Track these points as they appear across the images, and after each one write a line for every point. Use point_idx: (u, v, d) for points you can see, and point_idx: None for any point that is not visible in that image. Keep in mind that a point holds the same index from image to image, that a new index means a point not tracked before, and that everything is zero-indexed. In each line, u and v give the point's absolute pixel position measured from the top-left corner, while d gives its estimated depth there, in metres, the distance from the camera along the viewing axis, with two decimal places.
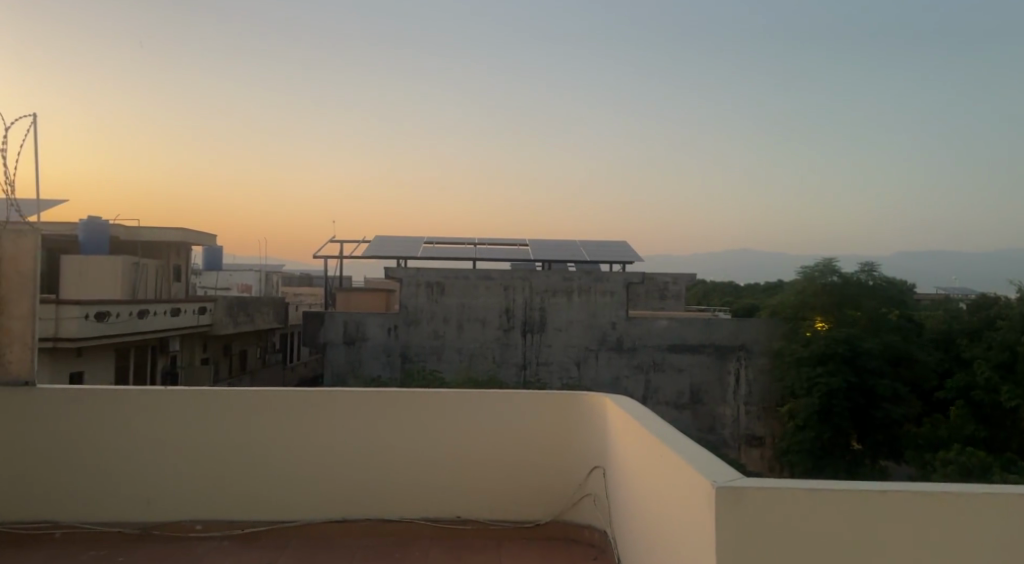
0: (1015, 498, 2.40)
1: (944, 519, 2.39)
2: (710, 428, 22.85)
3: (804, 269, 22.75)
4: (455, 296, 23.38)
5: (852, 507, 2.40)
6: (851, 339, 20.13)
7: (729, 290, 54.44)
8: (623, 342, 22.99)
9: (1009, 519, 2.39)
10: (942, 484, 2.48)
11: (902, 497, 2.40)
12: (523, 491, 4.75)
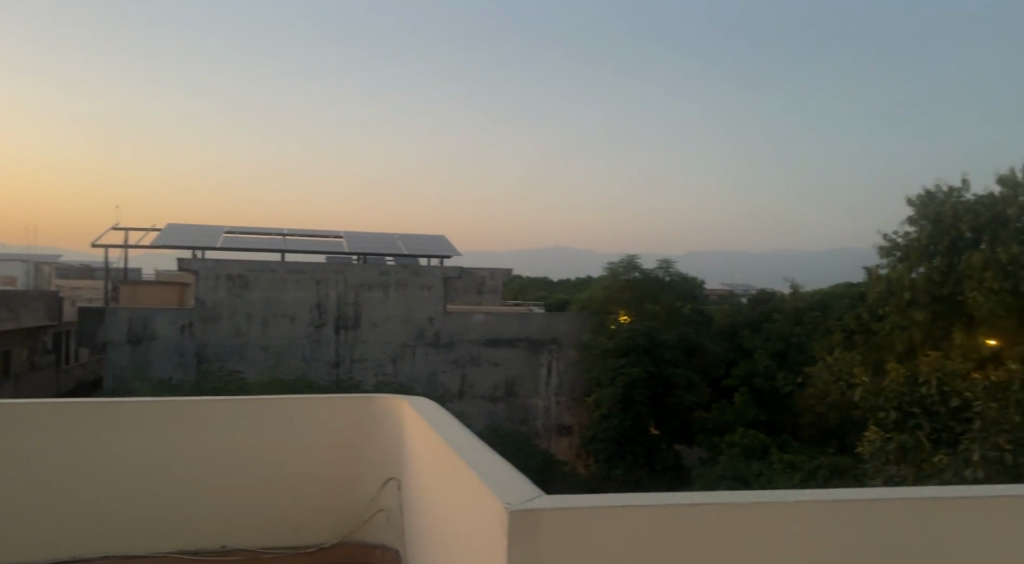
0: (821, 504, 2.24)
1: (753, 529, 2.17)
2: (522, 420, 23.24)
3: (610, 265, 23.75)
4: (261, 290, 21.72)
5: (655, 520, 2.11)
6: (650, 331, 21.35)
7: (546, 285, 56.15)
8: (440, 337, 22.69)
9: (804, 529, 2.21)
10: (746, 493, 2.27)
11: (714, 510, 2.15)
12: (308, 511, 4.18)
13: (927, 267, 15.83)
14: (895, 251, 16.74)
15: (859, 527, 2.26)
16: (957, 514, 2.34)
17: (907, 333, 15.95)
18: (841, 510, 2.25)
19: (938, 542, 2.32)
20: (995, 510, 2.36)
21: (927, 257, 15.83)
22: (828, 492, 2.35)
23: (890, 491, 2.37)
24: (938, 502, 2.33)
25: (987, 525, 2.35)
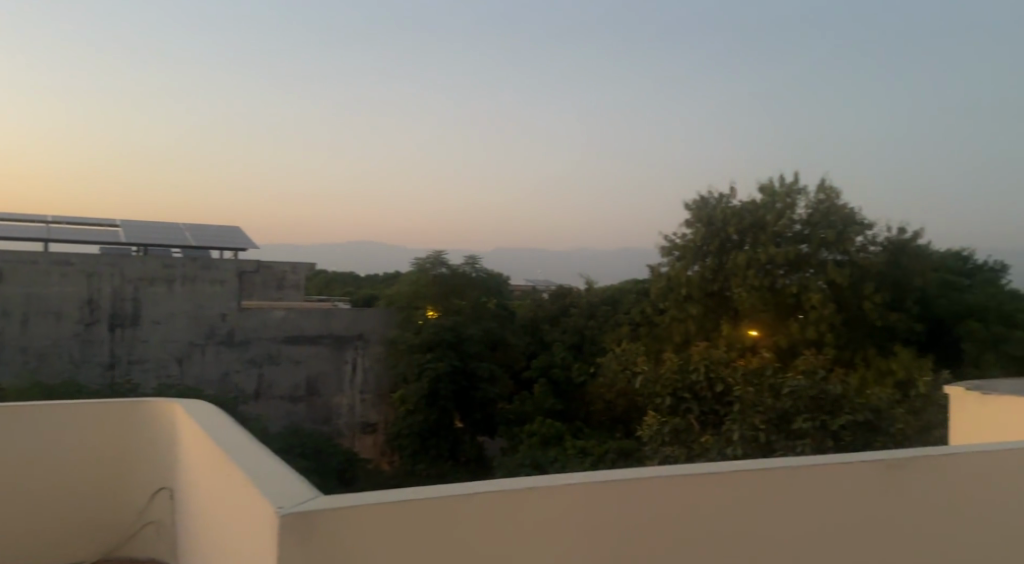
0: (593, 486, 2.38)
1: (531, 515, 2.27)
2: (325, 420, 22.47)
3: (417, 260, 23.47)
4: (14, 284, 18.81)
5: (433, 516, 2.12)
6: (457, 326, 21.69)
7: (352, 280, 54.91)
8: (235, 335, 21.20)
9: (578, 511, 2.35)
10: (527, 480, 2.35)
11: (496, 500, 2.21)
12: (67, 528, 4.01)
13: (700, 266, 17.66)
14: (674, 251, 18.41)
15: (628, 505, 2.44)
16: (704, 489, 2.61)
17: (683, 325, 17.62)
18: (611, 490, 2.41)
19: (691, 513, 2.57)
20: (735, 483, 2.67)
21: (701, 257, 17.69)
22: (600, 475, 2.51)
23: (653, 471, 2.59)
24: (691, 480, 2.58)
25: (729, 497, 2.65)
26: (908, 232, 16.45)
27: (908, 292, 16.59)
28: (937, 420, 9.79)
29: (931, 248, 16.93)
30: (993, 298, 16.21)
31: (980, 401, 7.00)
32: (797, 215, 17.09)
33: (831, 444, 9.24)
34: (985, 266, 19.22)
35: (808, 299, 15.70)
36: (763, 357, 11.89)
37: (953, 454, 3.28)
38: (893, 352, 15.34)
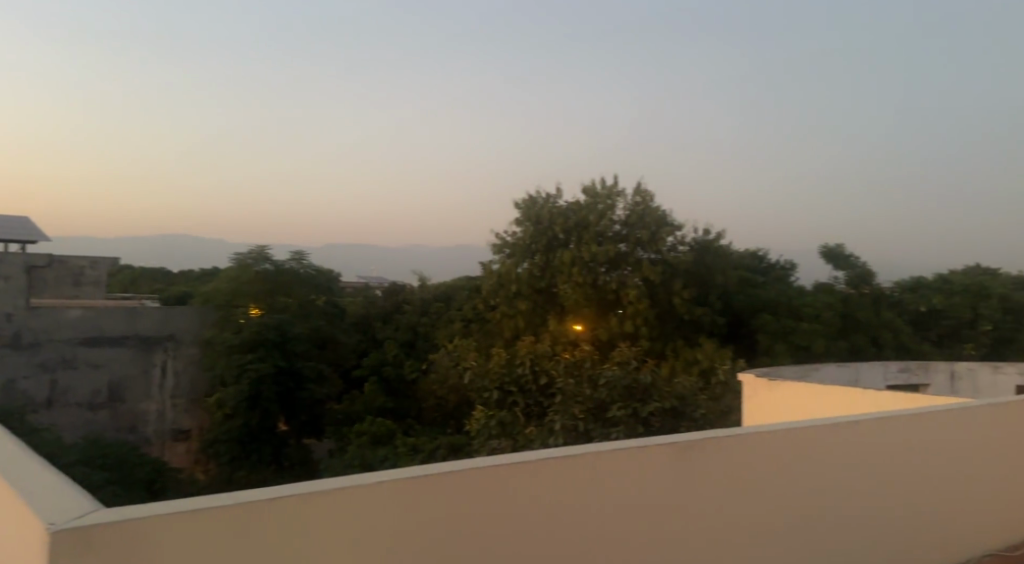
0: (405, 483, 2.41)
1: (339, 515, 2.25)
2: (130, 428, 20.44)
3: (238, 256, 22.18)
4: None
5: (228, 524, 2.05)
6: (282, 324, 20.60)
7: (163, 276, 50.44)
8: (22, 337, 18.77)
9: (388, 508, 2.37)
10: (338, 479, 2.33)
11: (302, 503, 2.18)
12: None
13: (529, 263, 18.28)
14: (504, 248, 18.92)
15: (439, 502, 2.49)
16: (518, 482, 2.69)
17: (513, 321, 18.07)
18: (422, 487, 2.44)
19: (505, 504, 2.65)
20: (549, 476, 2.76)
21: (529, 255, 18.28)
22: (414, 470, 2.53)
23: (469, 463, 2.64)
24: (504, 475, 2.66)
25: (543, 486, 2.75)
26: (711, 234, 18.09)
27: (712, 288, 18.18)
28: (733, 405, 10.78)
29: (729, 249, 18.65)
30: (782, 294, 18.11)
31: (766, 387, 7.91)
32: (616, 216, 18.19)
33: (642, 429, 9.94)
34: (775, 266, 21.61)
35: (626, 295, 16.78)
36: (585, 350, 12.49)
37: (768, 428, 3.47)
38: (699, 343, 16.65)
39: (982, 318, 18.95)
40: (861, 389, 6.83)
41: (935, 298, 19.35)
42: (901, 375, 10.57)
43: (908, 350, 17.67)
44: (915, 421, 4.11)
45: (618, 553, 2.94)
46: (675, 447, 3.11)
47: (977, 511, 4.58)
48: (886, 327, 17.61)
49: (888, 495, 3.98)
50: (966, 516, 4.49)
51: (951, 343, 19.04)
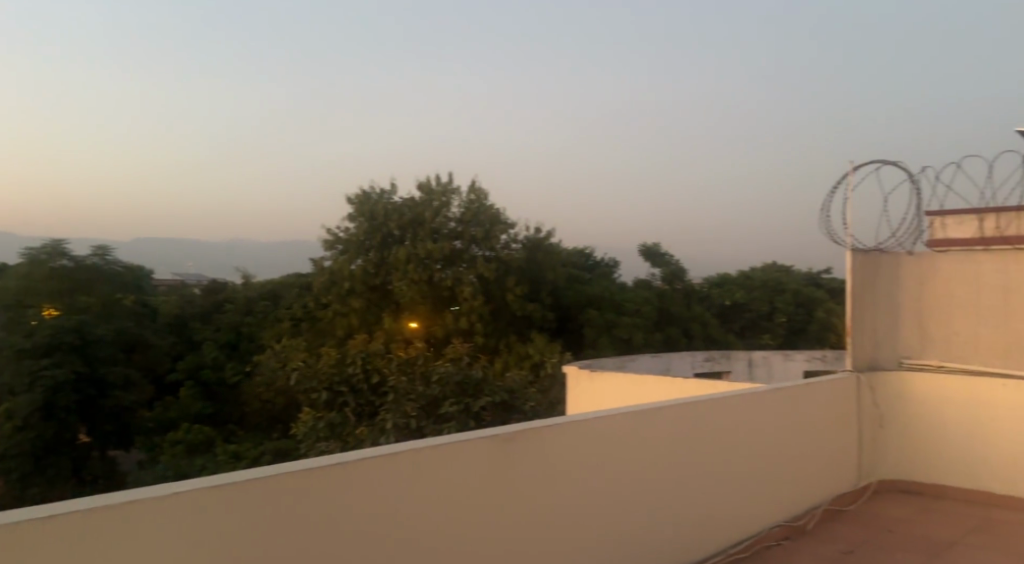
0: (260, 482, 2.28)
1: (189, 519, 2.08)
2: None
3: (27, 249, 19.86)
4: None
5: (53, 532, 1.74)
6: (83, 325, 18.69)
7: None
8: None
9: (241, 511, 2.23)
10: (185, 480, 2.13)
11: (151, 506, 1.98)
12: None
13: (363, 260, 17.91)
14: (336, 244, 18.44)
15: (293, 501, 2.39)
16: (374, 476, 2.65)
17: (346, 319, 17.62)
18: (279, 484, 2.33)
19: (359, 501, 2.61)
20: (404, 469, 2.76)
21: (364, 251, 17.97)
22: (265, 467, 2.39)
23: (322, 458, 2.56)
24: (360, 471, 2.60)
25: (395, 481, 2.72)
26: (542, 232, 18.68)
27: (543, 285, 18.59)
28: (562, 396, 11.16)
29: (560, 249, 19.30)
30: (607, 289, 19.09)
31: (587, 378, 8.29)
32: (451, 214, 18.24)
33: (473, 424, 9.98)
34: (600, 263, 22.79)
35: (461, 291, 16.90)
36: (419, 347, 12.39)
37: (587, 416, 3.63)
38: (530, 338, 17.11)
39: (776, 311, 21.26)
40: (670, 378, 7.35)
41: (737, 293, 21.41)
42: (707, 364, 11.55)
43: (715, 341, 19.38)
44: (719, 403, 4.50)
45: (459, 543, 2.97)
46: (498, 439, 3.14)
47: (780, 484, 5.04)
48: (697, 320, 19.19)
49: (681, 495, 4.20)
50: (761, 493, 4.86)
51: (750, 334, 21.18)
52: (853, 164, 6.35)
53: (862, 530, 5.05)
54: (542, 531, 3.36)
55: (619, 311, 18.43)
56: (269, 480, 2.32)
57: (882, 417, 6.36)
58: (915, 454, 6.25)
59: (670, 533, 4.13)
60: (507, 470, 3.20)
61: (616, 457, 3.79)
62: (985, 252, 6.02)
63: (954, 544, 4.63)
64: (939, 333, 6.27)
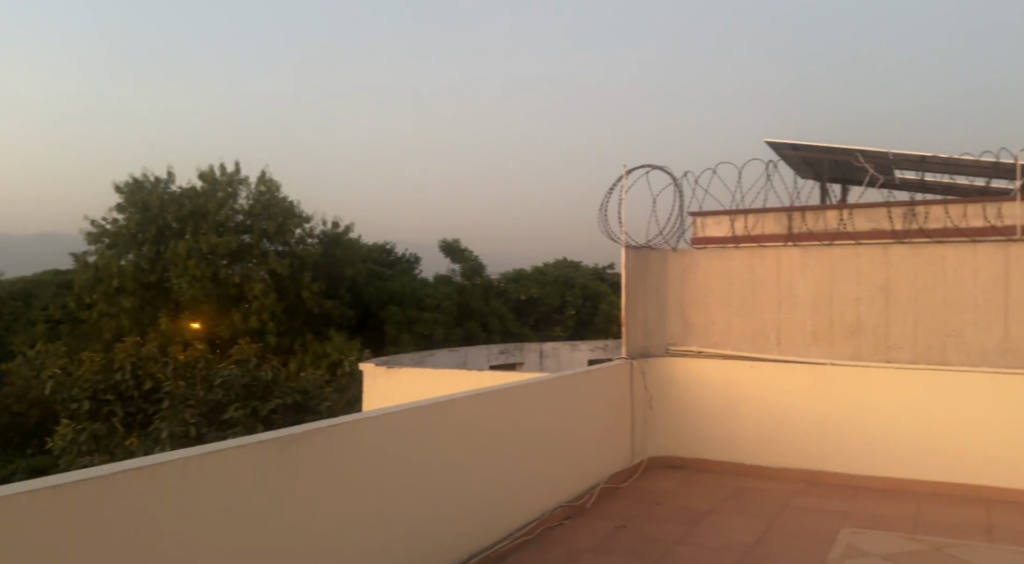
0: (57, 490, 2.03)
1: None
2: None
3: None
4: None
5: None
6: None
7: None
8: None
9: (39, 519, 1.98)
10: None
11: None
12: None
13: (136, 255, 16.47)
14: (102, 238, 16.74)
15: (89, 510, 2.15)
16: (170, 480, 2.47)
17: (114, 320, 16.29)
18: (73, 492, 2.09)
19: (157, 505, 2.42)
20: (200, 470, 2.61)
21: (136, 245, 16.53)
22: (50, 477, 2.11)
23: (114, 465, 2.33)
24: (157, 474, 2.41)
25: (190, 484, 2.56)
26: (339, 226, 18.09)
27: (340, 281, 18.13)
28: (358, 394, 10.94)
29: (358, 242, 18.79)
30: (409, 286, 18.75)
31: (383, 374, 8.21)
32: (239, 205, 17.10)
33: (262, 427, 9.57)
34: (402, 259, 22.67)
35: (249, 289, 15.94)
36: (200, 348, 11.63)
37: (374, 413, 3.60)
38: (327, 337, 16.65)
39: (566, 305, 22.62)
40: (464, 370, 7.50)
41: (532, 288, 22.44)
42: (501, 356, 11.98)
43: (512, 334, 20.17)
44: (504, 394, 4.69)
45: (253, 546, 2.84)
46: (278, 443, 3.00)
47: (562, 468, 5.36)
48: (495, 315, 19.83)
49: (472, 483, 4.34)
50: (547, 476, 5.15)
51: (543, 327, 22.34)
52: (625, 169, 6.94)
53: (633, 505, 5.52)
54: (330, 535, 3.27)
55: (420, 307, 18.28)
56: (66, 487, 2.07)
57: (652, 399, 7.02)
58: (680, 432, 6.98)
59: (460, 522, 4.22)
60: (289, 475, 3.07)
61: (404, 452, 3.81)
62: (735, 250, 6.85)
63: (709, 511, 5.22)
64: (699, 322, 7.03)
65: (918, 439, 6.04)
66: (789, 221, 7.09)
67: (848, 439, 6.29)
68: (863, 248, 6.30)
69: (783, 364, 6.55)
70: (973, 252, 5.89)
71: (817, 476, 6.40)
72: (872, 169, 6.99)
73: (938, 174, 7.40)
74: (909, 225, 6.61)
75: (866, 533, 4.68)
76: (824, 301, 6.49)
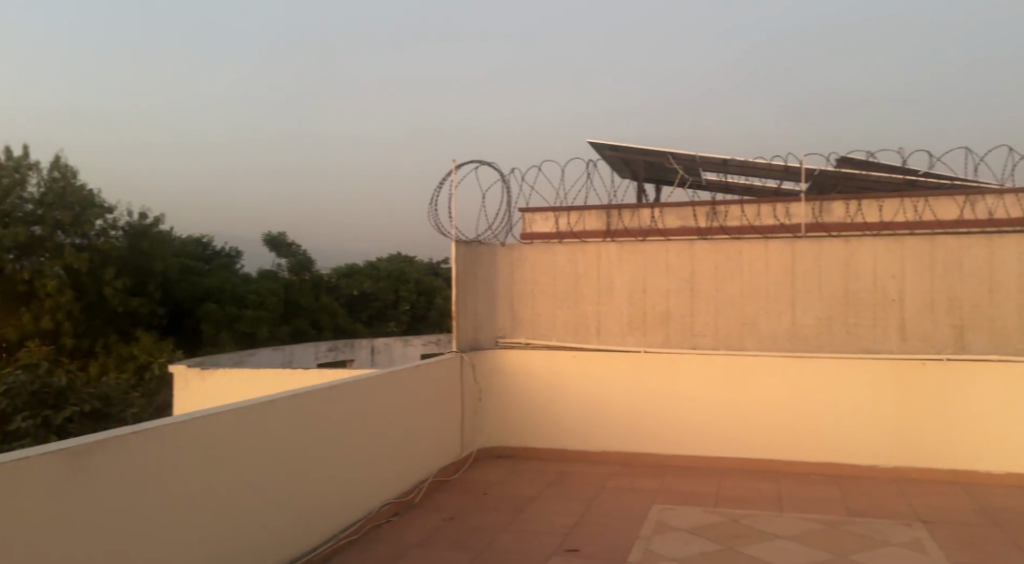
0: None
1: None
2: None
3: None
4: None
5: None
6: None
7: None
8: None
9: None
10: None
11: None
12: None
13: None
14: None
15: None
16: None
17: None
18: None
19: None
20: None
21: None
22: None
23: None
24: None
25: None
26: (148, 217, 16.54)
27: (149, 278, 16.51)
28: (170, 400, 10.55)
29: (170, 234, 17.39)
30: (228, 281, 17.70)
31: (198, 377, 7.68)
32: (27, 193, 15.24)
33: (54, 439, 8.59)
34: (222, 253, 21.29)
35: (41, 286, 14.57)
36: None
37: (178, 419, 3.35)
38: (135, 338, 15.34)
39: (400, 299, 22.45)
40: (287, 370, 7.21)
41: (364, 283, 22.02)
42: (330, 354, 11.65)
43: (343, 331, 19.66)
44: (325, 394, 4.56)
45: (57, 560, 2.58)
46: (71, 452, 2.68)
47: (391, 465, 5.31)
48: (325, 311, 19.21)
49: (292, 486, 4.18)
50: (375, 475, 5.08)
51: (376, 322, 22.01)
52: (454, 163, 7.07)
53: (462, 497, 5.59)
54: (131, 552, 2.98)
55: (241, 305, 17.17)
56: None
57: (481, 391, 7.18)
58: (508, 423, 7.18)
59: (279, 528, 4.04)
60: (88, 488, 2.77)
61: (216, 457, 3.59)
62: (559, 245, 7.13)
63: (534, 497, 5.41)
64: (526, 315, 7.25)
65: (718, 418, 6.64)
66: (608, 218, 7.49)
67: (661, 422, 6.78)
68: (673, 243, 6.81)
69: (604, 354, 6.93)
70: (764, 247, 6.58)
71: (633, 457, 6.85)
72: (682, 171, 7.59)
73: (736, 177, 8.18)
74: (712, 222, 7.24)
75: (674, 508, 5.06)
76: (639, 293, 6.93)
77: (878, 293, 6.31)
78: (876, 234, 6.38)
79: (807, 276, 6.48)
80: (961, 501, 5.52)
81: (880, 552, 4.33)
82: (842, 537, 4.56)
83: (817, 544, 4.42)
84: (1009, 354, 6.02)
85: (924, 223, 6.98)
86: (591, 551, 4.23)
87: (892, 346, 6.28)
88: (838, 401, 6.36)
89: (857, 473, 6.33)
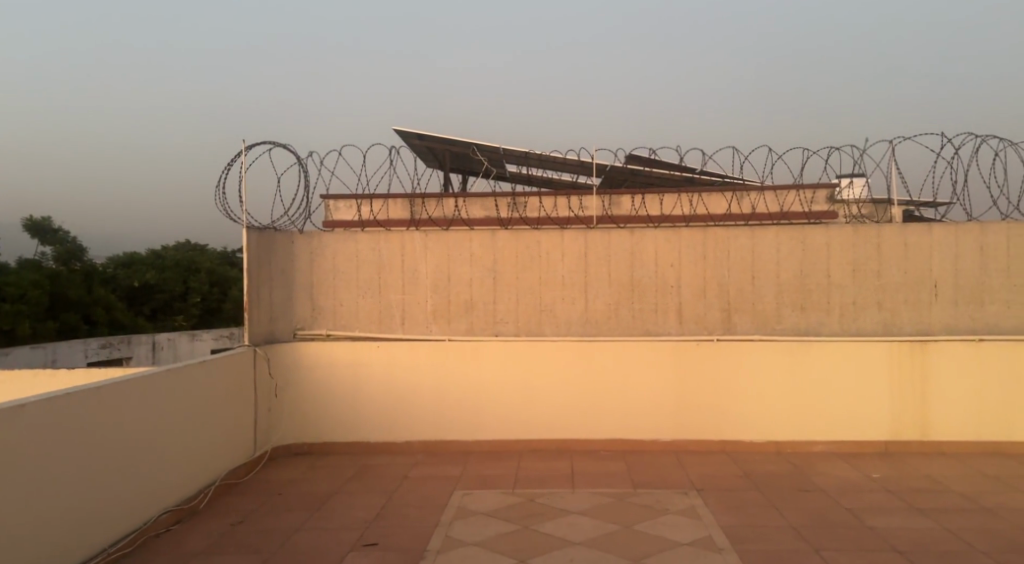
0: None
1: None
2: None
3: None
4: None
5: None
6: None
7: None
8: None
9: None
10: None
11: None
12: None
13: None
14: None
15: None
16: None
17: None
18: None
19: None
20: None
21: None
22: None
23: None
24: None
25: None
26: None
27: None
28: None
29: None
30: None
31: None
32: None
33: None
34: None
35: None
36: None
37: None
38: None
39: (190, 291, 20.93)
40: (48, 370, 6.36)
41: (147, 273, 20.05)
42: (102, 352, 10.49)
43: (122, 327, 17.81)
44: (91, 393, 4.07)
45: None
46: None
47: (171, 467, 4.87)
48: (100, 305, 17.24)
49: (52, 497, 3.69)
50: (152, 479, 4.62)
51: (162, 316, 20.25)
52: (246, 144, 6.60)
53: (253, 499, 5.27)
54: None
55: None
56: None
57: (276, 387, 6.84)
58: (307, 418, 6.91)
59: (34, 535, 3.53)
60: None
61: None
62: (362, 234, 6.96)
63: (333, 493, 5.24)
64: (327, 305, 6.99)
65: (517, 403, 6.88)
66: (412, 206, 7.43)
67: (463, 410, 6.88)
68: (476, 232, 6.92)
69: (409, 343, 6.88)
70: (560, 237, 6.89)
71: (436, 446, 6.88)
72: (486, 161, 7.72)
73: (535, 170, 8.50)
74: (513, 213, 7.44)
75: (474, 494, 5.13)
76: (443, 282, 6.96)
77: (660, 280, 6.86)
78: (658, 227, 6.93)
79: (599, 265, 6.89)
80: (728, 469, 6.18)
81: (659, 520, 4.71)
82: (627, 509, 4.90)
83: (605, 517, 4.71)
84: (766, 333, 6.83)
85: (698, 218, 7.70)
86: (391, 544, 4.17)
87: (671, 329, 6.87)
88: (626, 383, 6.84)
89: (641, 448, 6.87)
